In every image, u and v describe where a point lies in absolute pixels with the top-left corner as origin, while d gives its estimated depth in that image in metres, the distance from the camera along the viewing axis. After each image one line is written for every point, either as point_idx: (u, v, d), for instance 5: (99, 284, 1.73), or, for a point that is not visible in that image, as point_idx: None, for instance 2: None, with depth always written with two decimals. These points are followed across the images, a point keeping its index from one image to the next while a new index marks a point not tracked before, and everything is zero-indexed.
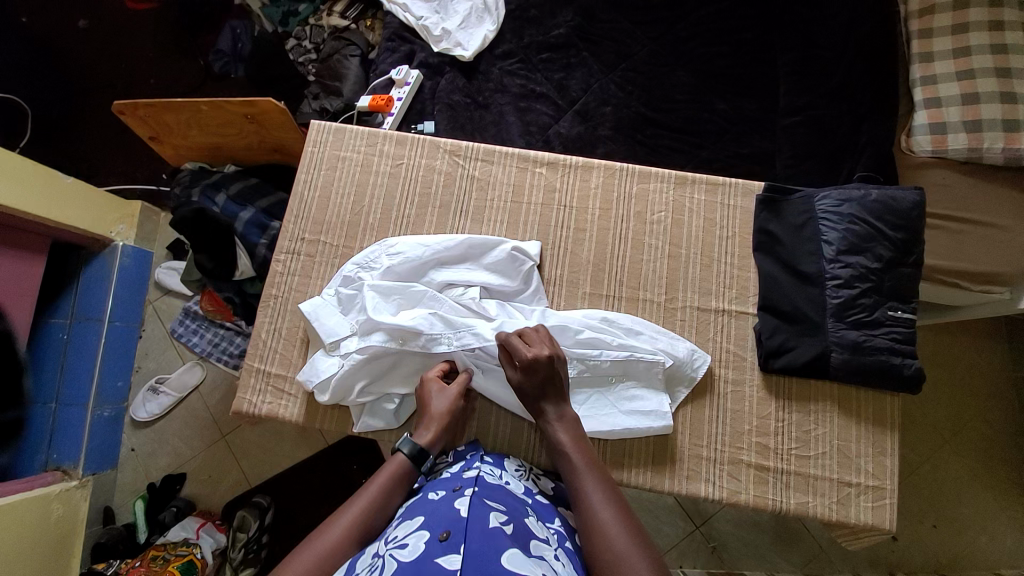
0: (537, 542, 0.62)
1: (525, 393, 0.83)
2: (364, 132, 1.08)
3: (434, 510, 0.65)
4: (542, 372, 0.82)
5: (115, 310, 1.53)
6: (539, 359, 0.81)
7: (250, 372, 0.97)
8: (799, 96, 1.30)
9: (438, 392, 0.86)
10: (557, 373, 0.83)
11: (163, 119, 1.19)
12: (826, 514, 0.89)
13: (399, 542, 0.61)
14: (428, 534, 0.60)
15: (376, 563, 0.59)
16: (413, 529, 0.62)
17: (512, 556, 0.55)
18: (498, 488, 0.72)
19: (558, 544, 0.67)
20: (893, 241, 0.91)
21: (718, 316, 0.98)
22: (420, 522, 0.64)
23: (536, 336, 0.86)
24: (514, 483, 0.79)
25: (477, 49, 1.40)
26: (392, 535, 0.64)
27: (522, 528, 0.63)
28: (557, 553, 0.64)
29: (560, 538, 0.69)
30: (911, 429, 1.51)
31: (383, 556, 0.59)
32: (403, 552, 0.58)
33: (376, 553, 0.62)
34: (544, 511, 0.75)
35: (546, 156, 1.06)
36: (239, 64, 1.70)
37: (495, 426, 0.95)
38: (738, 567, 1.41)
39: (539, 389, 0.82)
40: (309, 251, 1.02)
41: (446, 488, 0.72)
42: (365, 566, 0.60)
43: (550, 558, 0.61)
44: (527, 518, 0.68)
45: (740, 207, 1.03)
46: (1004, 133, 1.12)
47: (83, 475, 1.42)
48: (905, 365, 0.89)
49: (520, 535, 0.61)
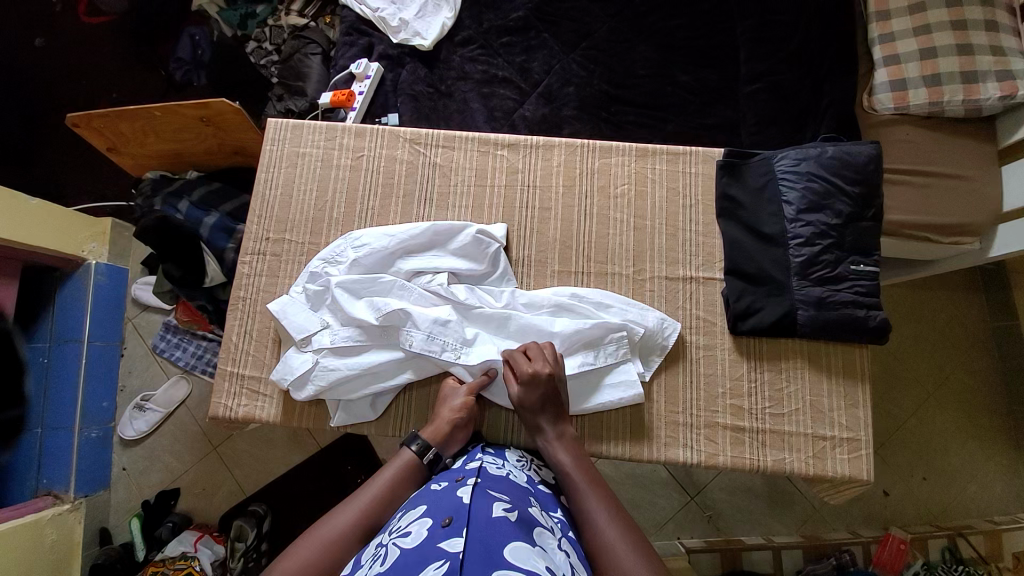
0: (540, 530, 0.62)
1: (526, 409, 0.83)
2: (323, 128, 1.07)
3: (437, 499, 0.65)
4: (537, 393, 0.82)
5: (93, 329, 1.51)
6: (540, 376, 0.83)
7: (224, 376, 0.97)
8: (759, 62, 1.30)
9: (450, 396, 0.88)
10: (550, 390, 0.83)
11: (119, 129, 1.17)
12: (803, 468, 0.90)
13: (403, 530, 0.61)
14: (431, 521, 0.60)
15: (379, 552, 0.59)
16: (416, 518, 0.63)
17: (515, 547, 0.54)
18: (502, 479, 0.72)
19: (562, 533, 0.67)
20: (851, 196, 0.91)
21: (687, 284, 0.98)
22: (423, 511, 0.64)
23: (532, 353, 0.85)
24: (515, 472, 0.78)
25: (436, 37, 1.38)
26: (395, 525, 0.64)
27: (526, 516, 0.63)
28: (560, 542, 0.63)
29: (563, 527, 0.69)
30: (896, 386, 1.53)
31: (386, 545, 0.60)
32: (407, 540, 0.58)
33: (380, 543, 0.62)
34: (548, 501, 0.74)
35: (507, 137, 1.06)
36: (200, 71, 1.67)
37: (495, 420, 0.95)
38: (735, 534, 1.44)
39: (539, 414, 0.82)
40: (274, 250, 1.02)
41: (448, 479, 0.72)
42: (368, 555, 0.60)
43: (553, 548, 0.61)
44: (531, 507, 0.67)
45: (702, 174, 1.03)
46: (963, 85, 1.12)
47: (74, 499, 1.41)
48: (869, 317, 0.90)
49: (523, 522, 0.61)
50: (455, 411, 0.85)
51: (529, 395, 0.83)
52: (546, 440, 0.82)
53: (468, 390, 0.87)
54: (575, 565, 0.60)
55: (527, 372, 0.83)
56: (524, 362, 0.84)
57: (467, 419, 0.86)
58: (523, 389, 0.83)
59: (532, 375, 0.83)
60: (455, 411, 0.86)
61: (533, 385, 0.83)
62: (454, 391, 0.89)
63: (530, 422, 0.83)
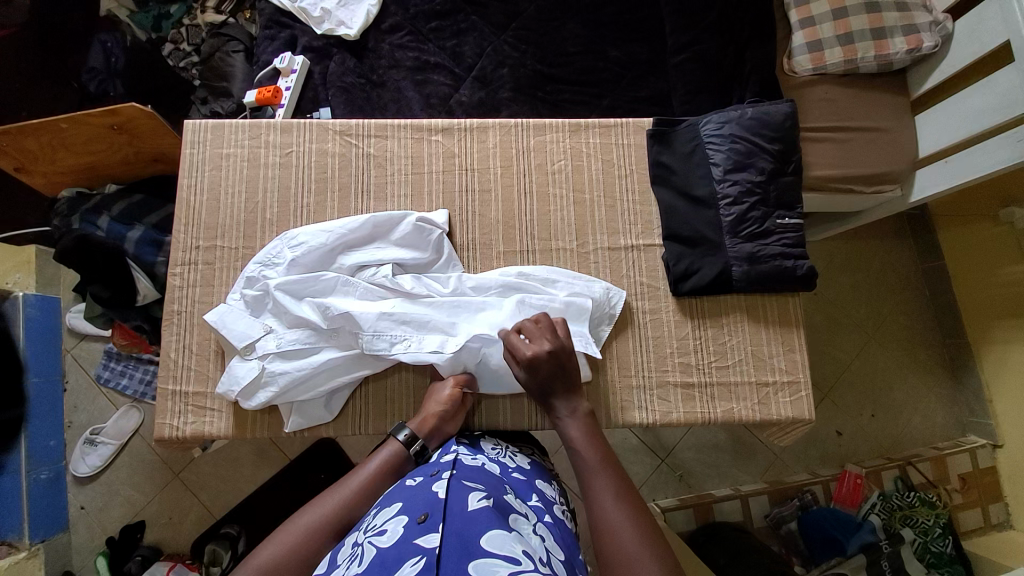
0: (515, 517, 0.60)
1: (535, 387, 0.81)
2: (245, 126, 1.03)
3: (411, 495, 0.63)
4: (546, 355, 0.80)
5: (28, 365, 1.41)
6: (540, 356, 0.80)
7: (166, 395, 0.93)
8: (684, 32, 1.32)
9: (438, 388, 0.88)
10: (557, 366, 0.80)
11: (24, 146, 1.09)
12: (750, 415, 0.95)
13: (379, 529, 0.59)
14: (406, 518, 0.58)
15: (355, 551, 0.57)
16: (391, 515, 0.60)
17: (492, 536, 0.53)
18: (477, 470, 0.71)
19: (537, 518, 0.65)
20: (772, 153, 0.96)
21: (628, 252, 1.01)
22: (397, 508, 0.61)
23: (535, 329, 0.82)
24: (490, 462, 0.77)
25: (362, 26, 1.34)
26: (370, 523, 0.61)
27: (500, 504, 0.61)
28: (536, 527, 0.61)
29: (539, 512, 0.67)
30: (839, 332, 1.63)
31: (361, 544, 0.57)
32: (383, 538, 0.56)
33: (355, 542, 0.59)
34: (522, 489, 0.73)
35: (440, 122, 1.05)
36: (117, 81, 1.51)
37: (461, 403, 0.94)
38: (705, 488, 1.51)
39: (550, 388, 0.80)
40: (207, 259, 0.98)
41: (424, 474, 0.70)
42: (343, 556, 0.58)
43: (528, 533, 0.59)
44: (506, 495, 0.66)
45: (634, 145, 1.06)
46: (873, 42, 1.18)
47: (30, 545, 1.33)
48: (797, 266, 0.95)
49: (499, 509, 0.59)
50: (442, 403, 0.85)
51: (535, 374, 0.80)
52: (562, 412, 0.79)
53: (455, 382, 0.88)
54: (551, 549, 0.58)
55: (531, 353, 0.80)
56: (530, 338, 0.82)
57: (456, 410, 0.86)
58: (528, 369, 0.81)
59: (535, 356, 0.79)
60: (442, 403, 0.85)
61: (538, 363, 0.80)
62: (443, 383, 0.89)
63: (540, 398, 0.81)
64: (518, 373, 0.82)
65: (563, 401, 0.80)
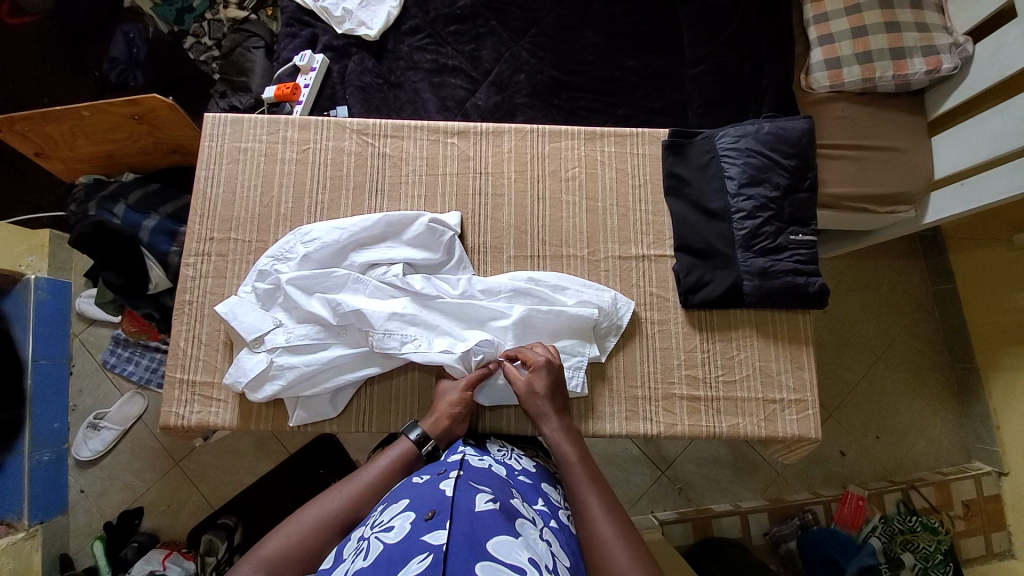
0: (522, 521, 0.60)
1: (534, 393, 0.83)
2: (264, 121, 1.04)
3: (419, 492, 0.63)
4: (544, 379, 0.84)
5: (37, 348, 1.42)
6: (541, 363, 0.85)
7: (174, 384, 0.93)
8: (702, 45, 1.32)
9: (450, 388, 0.87)
10: (554, 380, 0.85)
11: (46, 132, 1.10)
12: (756, 431, 0.95)
13: (386, 524, 0.58)
14: (414, 514, 0.58)
15: (361, 546, 0.57)
16: (398, 511, 0.60)
17: (498, 542, 0.52)
18: (484, 471, 0.70)
19: (543, 524, 0.65)
20: (788, 169, 0.96)
21: (639, 262, 1.01)
22: (404, 505, 0.61)
23: (537, 348, 0.88)
24: (496, 465, 0.77)
25: (382, 27, 1.36)
26: (377, 518, 0.61)
27: (507, 507, 0.61)
28: (542, 533, 0.61)
29: (544, 517, 0.67)
30: (846, 351, 1.62)
31: (368, 539, 0.57)
32: (390, 534, 0.56)
33: (361, 537, 0.59)
34: (528, 492, 0.72)
35: (456, 125, 1.05)
36: (137, 71, 1.53)
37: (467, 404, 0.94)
38: (705, 503, 1.50)
39: (544, 403, 0.82)
40: (220, 251, 0.98)
41: (431, 472, 0.70)
42: (350, 549, 0.58)
43: (534, 538, 0.58)
44: (513, 498, 0.65)
45: (649, 155, 1.06)
46: (892, 61, 1.18)
47: (29, 526, 1.34)
48: (809, 283, 0.94)
49: (506, 513, 0.59)
50: (453, 405, 0.85)
51: (534, 383, 0.83)
52: (550, 430, 0.80)
53: (465, 384, 0.86)
54: (557, 555, 0.58)
55: (534, 361, 0.85)
56: (531, 352, 0.87)
57: (465, 412, 0.86)
58: (530, 376, 0.84)
59: (536, 364, 0.85)
60: (453, 405, 0.85)
61: (538, 372, 0.84)
62: (452, 384, 0.88)
63: (534, 409, 0.82)
64: (516, 382, 0.84)
65: (553, 418, 0.81)
